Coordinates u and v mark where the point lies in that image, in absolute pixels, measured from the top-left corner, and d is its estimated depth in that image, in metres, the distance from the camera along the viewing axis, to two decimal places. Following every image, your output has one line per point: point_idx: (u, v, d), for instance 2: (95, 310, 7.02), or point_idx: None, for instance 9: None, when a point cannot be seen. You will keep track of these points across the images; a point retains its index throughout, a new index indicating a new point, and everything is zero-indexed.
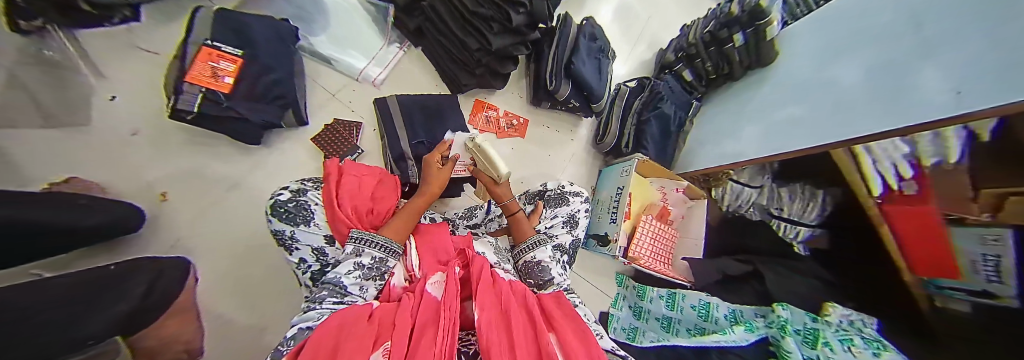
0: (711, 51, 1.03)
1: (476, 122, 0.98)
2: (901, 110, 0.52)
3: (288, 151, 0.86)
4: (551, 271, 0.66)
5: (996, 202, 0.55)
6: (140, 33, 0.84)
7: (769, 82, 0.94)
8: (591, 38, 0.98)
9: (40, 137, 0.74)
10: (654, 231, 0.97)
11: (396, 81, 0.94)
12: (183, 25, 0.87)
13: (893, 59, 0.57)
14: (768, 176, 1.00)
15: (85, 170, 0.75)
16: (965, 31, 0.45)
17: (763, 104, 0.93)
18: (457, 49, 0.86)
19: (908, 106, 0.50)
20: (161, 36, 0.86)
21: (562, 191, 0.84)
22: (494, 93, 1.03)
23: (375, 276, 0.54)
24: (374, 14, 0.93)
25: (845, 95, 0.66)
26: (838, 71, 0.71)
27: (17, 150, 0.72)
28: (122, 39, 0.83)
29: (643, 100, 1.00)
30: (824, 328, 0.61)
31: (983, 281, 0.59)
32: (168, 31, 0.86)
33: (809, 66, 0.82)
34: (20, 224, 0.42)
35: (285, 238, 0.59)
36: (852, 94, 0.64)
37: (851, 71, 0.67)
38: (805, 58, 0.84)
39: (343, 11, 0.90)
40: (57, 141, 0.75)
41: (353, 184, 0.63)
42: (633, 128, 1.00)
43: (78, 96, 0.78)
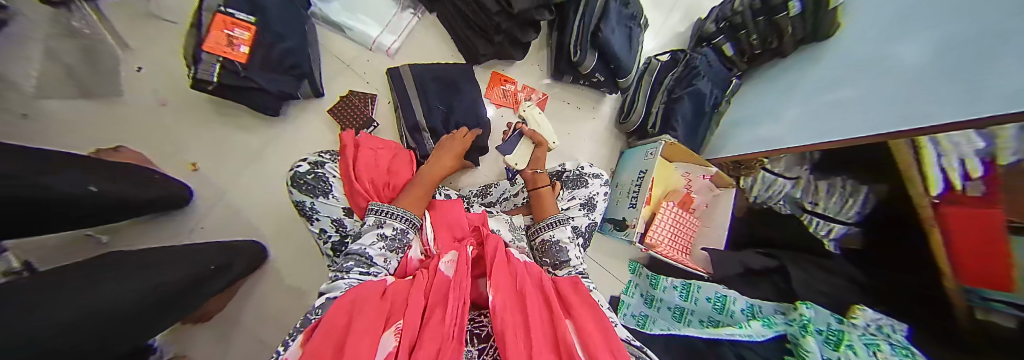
0: (761, 23, 0.91)
1: (494, 96, 0.94)
2: (971, 99, 0.47)
3: (308, 123, 0.86)
4: (568, 252, 0.65)
5: None
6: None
7: (824, 58, 0.84)
8: (623, 3, 0.88)
9: (77, 106, 0.77)
10: (674, 219, 0.93)
11: (410, 50, 0.90)
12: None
13: (965, 36, 0.51)
14: (806, 167, 0.92)
15: (122, 141, 0.78)
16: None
17: (809, 84, 0.84)
18: (475, 15, 0.80)
19: (982, 95, 0.45)
20: (178, 2, 0.84)
21: (581, 172, 0.81)
22: (512, 65, 0.97)
23: (397, 247, 0.54)
24: None
25: (905, 77, 0.60)
26: (902, 50, 0.63)
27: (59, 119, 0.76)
28: (139, 7, 0.82)
29: (675, 77, 0.91)
30: (849, 331, 0.58)
31: None
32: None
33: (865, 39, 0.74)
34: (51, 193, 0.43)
35: (307, 209, 0.60)
36: (911, 77, 0.59)
37: (919, 50, 0.59)
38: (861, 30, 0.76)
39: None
40: (96, 112, 0.78)
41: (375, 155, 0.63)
42: (662, 107, 0.92)
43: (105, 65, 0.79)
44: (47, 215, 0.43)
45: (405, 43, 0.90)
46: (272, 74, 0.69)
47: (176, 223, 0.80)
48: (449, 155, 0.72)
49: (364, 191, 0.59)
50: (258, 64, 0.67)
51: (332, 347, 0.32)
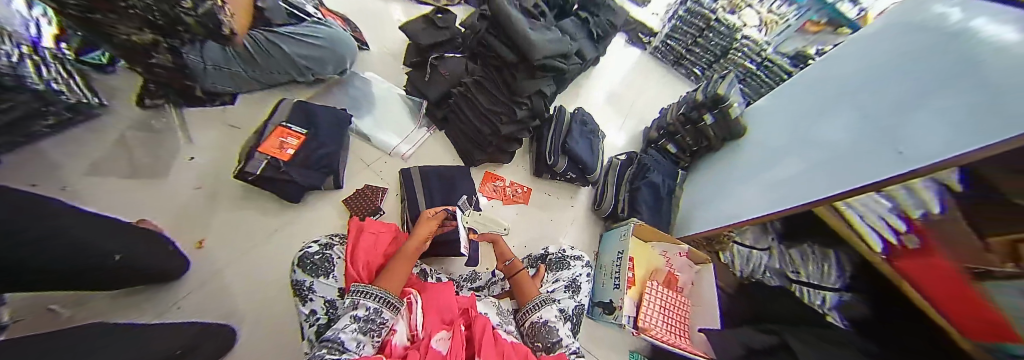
0: (688, 128, 1.20)
1: (486, 190, 1.10)
2: (885, 154, 0.57)
3: (320, 211, 0.97)
4: (558, 331, 0.63)
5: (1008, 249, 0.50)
6: (231, 113, 1.05)
7: (742, 151, 1.08)
8: (583, 123, 1.19)
9: (121, 187, 0.88)
10: (664, 300, 0.92)
11: (420, 156, 1.13)
12: (268, 108, 1.10)
13: (865, 120, 0.66)
14: (774, 238, 1.01)
15: (145, 218, 0.85)
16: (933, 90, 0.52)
17: (745, 166, 1.03)
18: (473, 134, 1.06)
19: (895, 153, 0.55)
20: (245, 116, 1.07)
21: (563, 254, 0.86)
22: (502, 166, 1.18)
23: (371, 329, 0.53)
24: (410, 106, 1.16)
25: (831, 146, 0.72)
26: (822, 129, 0.78)
27: (98, 199, 0.85)
28: (215, 116, 1.03)
29: (633, 171, 1.11)
30: None
31: None
32: (253, 111, 1.08)
33: (780, 133, 0.94)
34: (77, 245, 0.47)
35: (305, 288, 0.63)
36: (835, 149, 0.71)
37: (836, 128, 0.74)
38: (773, 129, 0.97)
39: (385, 102, 1.17)
40: (134, 193, 0.88)
41: (368, 236, 0.70)
42: (627, 196, 1.08)
43: (165, 156, 0.95)
44: (66, 268, 0.47)
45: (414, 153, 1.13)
46: (305, 172, 0.86)
47: (154, 304, 0.78)
48: (425, 226, 0.78)
49: (360, 273, 0.63)
50: (297, 165, 0.85)
51: None
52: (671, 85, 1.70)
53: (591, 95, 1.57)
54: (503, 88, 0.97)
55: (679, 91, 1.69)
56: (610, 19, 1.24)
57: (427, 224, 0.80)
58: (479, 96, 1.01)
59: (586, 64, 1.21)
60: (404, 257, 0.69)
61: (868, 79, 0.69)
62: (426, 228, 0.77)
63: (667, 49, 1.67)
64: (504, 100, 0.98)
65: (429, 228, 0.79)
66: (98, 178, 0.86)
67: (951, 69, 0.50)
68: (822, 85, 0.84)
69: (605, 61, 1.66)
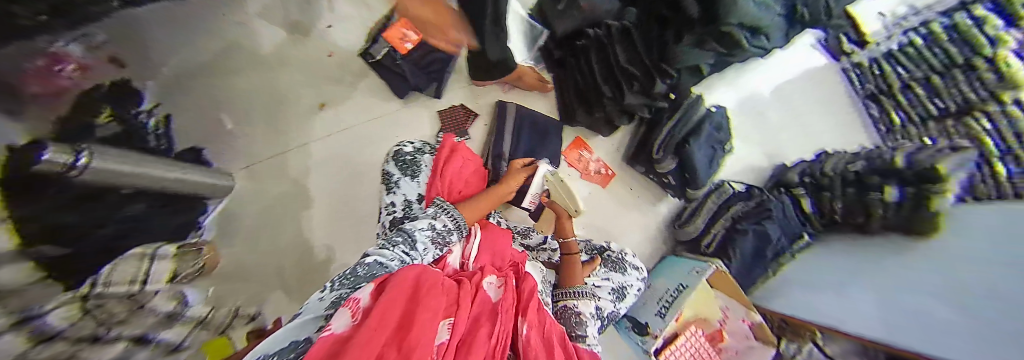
0: (847, 192, 0.88)
1: (570, 156, 1.04)
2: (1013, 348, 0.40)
3: (414, 112, 1.01)
4: (589, 328, 0.58)
5: None
6: None
7: (900, 255, 0.72)
8: (718, 127, 0.96)
9: (278, 33, 0.97)
10: (698, 351, 0.85)
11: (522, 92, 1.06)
12: None
13: None
14: None
15: (288, 67, 0.97)
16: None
17: (888, 265, 0.72)
18: (590, 91, 0.91)
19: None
20: None
21: (624, 256, 0.80)
22: (597, 138, 1.08)
23: (439, 242, 0.52)
24: None
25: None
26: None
27: (265, 36, 0.96)
28: None
29: (744, 209, 0.92)
30: None
31: None
32: None
33: (968, 259, 0.59)
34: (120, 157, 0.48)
35: (389, 178, 0.65)
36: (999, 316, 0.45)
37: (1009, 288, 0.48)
38: (963, 248, 0.61)
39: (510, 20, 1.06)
40: (283, 39, 0.97)
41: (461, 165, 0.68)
42: (722, 231, 0.94)
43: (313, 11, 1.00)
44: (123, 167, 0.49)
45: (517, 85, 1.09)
46: None
47: (282, 144, 0.96)
48: (515, 178, 0.79)
49: (442, 190, 0.62)
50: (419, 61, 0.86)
51: (393, 321, 0.26)
52: (849, 127, 1.16)
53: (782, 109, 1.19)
54: (655, 49, 0.74)
55: (854, 137, 1.15)
56: (876, 9, 1.16)
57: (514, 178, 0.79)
58: (617, 49, 0.79)
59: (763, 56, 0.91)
60: (486, 199, 0.68)
61: None
62: (513, 184, 0.75)
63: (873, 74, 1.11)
64: (648, 68, 0.76)
65: (515, 181, 0.78)
66: (261, 17, 0.96)
67: None
68: None
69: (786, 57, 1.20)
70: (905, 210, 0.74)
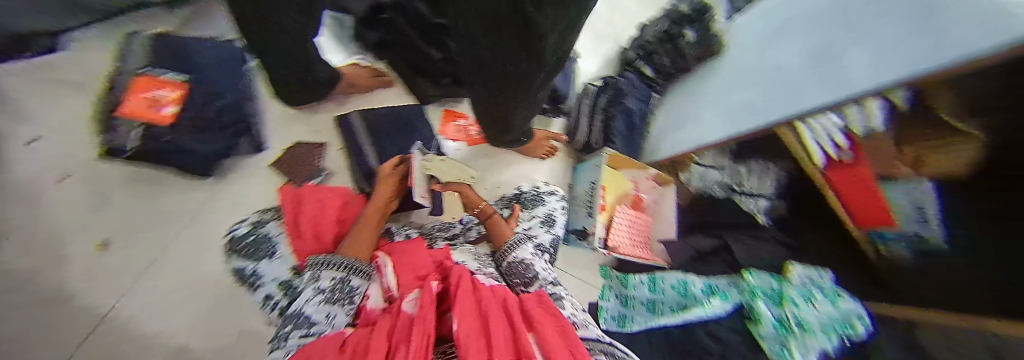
0: (666, 46, 1.06)
1: (446, 131, 0.97)
2: (821, 82, 0.60)
3: (243, 180, 0.80)
4: (536, 267, 0.60)
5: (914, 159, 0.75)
6: None
7: (717, 73, 0.98)
8: None
9: None
10: (630, 221, 0.97)
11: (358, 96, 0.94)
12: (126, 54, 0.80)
13: (824, 53, 0.63)
14: (729, 157, 1.04)
15: None
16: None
17: (713, 86, 0.96)
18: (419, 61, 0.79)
19: (835, 80, 0.57)
20: None
21: (537, 191, 0.83)
22: (461, 101, 0.99)
23: (338, 298, 0.44)
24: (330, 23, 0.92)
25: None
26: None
27: None
28: None
29: (608, 97, 1.02)
30: (788, 287, 0.72)
31: (916, 227, 0.75)
32: None
33: (751, 56, 0.86)
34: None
35: (248, 274, 0.55)
36: (798, 75, 0.67)
37: (792, 53, 0.72)
38: (745, 51, 0.90)
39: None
40: None
41: (313, 210, 0.59)
42: (601, 124, 1.01)
43: None
44: None
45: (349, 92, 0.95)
46: None
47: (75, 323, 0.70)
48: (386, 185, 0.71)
49: (309, 246, 0.54)
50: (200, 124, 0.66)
51: None
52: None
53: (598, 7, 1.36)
54: None
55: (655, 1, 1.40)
56: None
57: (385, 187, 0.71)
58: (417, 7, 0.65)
59: None
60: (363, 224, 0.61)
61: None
62: (386, 190, 0.69)
63: None
64: None
65: (390, 184, 0.71)
66: None
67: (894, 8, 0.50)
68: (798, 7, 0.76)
69: None
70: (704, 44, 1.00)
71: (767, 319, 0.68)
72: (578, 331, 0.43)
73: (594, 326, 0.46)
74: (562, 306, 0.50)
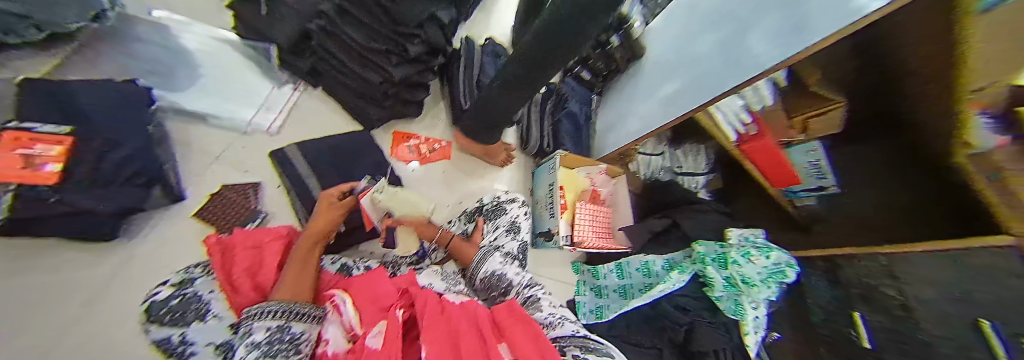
0: (598, 53, 1.13)
1: (399, 153, 0.94)
2: (726, 70, 0.70)
3: (162, 236, 0.71)
4: (509, 275, 0.60)
5: (802, 126, 0.89)
6: None
7: (643, 72, 1.08)
8: (496, 55, 0.97)
9: None
10: (592, 214, 1.00)
11: (292, 127, 0.87)
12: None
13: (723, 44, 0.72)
14: (666, 144, 1.15)
15: None
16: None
17: (644, 85, 1.05)
18: (360, 86, 0.76)
19: (735, 68, 0.66)
20: None
21: (498, 201, 0.83)
22: (412, 121, 0.99)
23: (280, 349, 0.36)
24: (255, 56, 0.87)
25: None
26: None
27: None
28: None
29: (553, 103, 1.07)
30: (729, 250, 0.76)
31: (816, 181, 0.95)
32: None
33: (669, 51, 0.96)
34: None
35: (174, 346, 0.44)
36: (708, 64, 0.77)
37: (699, 45, 0.81)
38: (663, 47, 0.99)
39: (219, 63, 0.82)
40: None
41: (242, 258, 0.52)
42: (550, 128, 1.06)
43: None
44: None
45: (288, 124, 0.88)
46: (106, 190, 0.58)
47: None
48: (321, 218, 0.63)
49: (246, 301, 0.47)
50: (99, 182, 0.57)
51: None
52: None
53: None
54: (380, 15, 0.63)
55: None
56: None
57: (324, 215, 0.64)
58: (348, 32, 0.66)
59: None
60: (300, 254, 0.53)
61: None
62: (325, 221, 0.62)
63: None
64: (390, 36, 0.67)
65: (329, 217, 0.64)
66: None
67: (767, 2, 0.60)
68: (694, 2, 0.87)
69: None
70: (630, 44, 1.08)
71: (718, 283, 0.76)
72: (553, 331, 0.43)
73: (571, 320, 0.47)
74: (538, 310, 0.49)
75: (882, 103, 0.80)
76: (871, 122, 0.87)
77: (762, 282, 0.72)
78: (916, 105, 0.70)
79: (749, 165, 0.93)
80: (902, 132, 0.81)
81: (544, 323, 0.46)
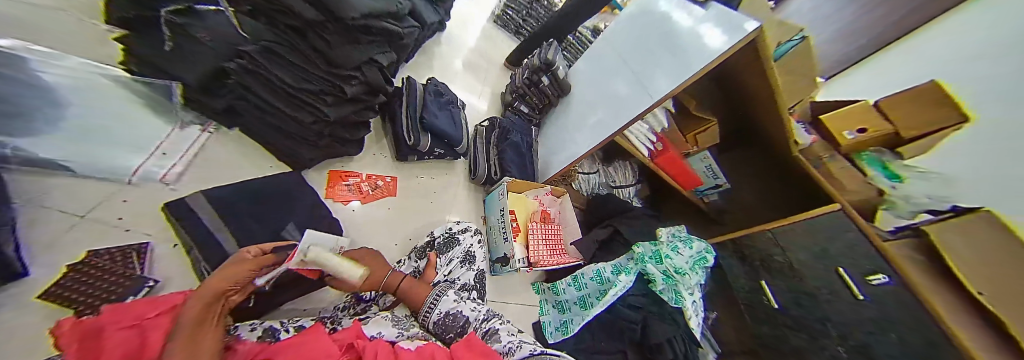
0: (533, 90, 1.28)
1: (336, 194, 0.87)
2: (641, 93, 0.88)
3: None
4: (465, 311, 0.56)
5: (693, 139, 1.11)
6: None
7: (572, 104, 1.23)
8: (438, 94, 1.01)
9: None
10: (544, 234, 1.04)
11: (199, 172, 0.72)
12: None
13: (636, 74, 0.93)
14: (599, 163, 1.30)
15: None
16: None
17: (574, 116, 1.19)
18: (289, 126, 0.71)
19: (650, 89, 0.86)
20: None
21: (450, 232, 0.79)
22: (352, 160, 0.95)
23: None
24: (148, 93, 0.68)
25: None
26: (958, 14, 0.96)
27: None
28: None
29: (496, 135, 1.13)
30: (661, 247, 0.88)
31: (713, 181, 1.15)
32: None
33: (589, 87, 1.15)
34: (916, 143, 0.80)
35: None
36: (622, 91, 0.96)
37: (614, 78, 1.02)
38: (585, 85, 1.18)
39: (95, 95, 0.60)
40: None
41: (81, 358, 0.29)
42: (495, 158, 1.10)
43: None
44: None
45: (193, 170, 0.72)
46: None
47: None
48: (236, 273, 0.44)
49: None
50: None
51: None
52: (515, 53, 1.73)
53: (475, 59, 1.56)
54: (317, 59, 0.62)
55: None
56: None
57: (218, 284, 0.40)
58: (277, 74, 0.62)
59: (428, 29, 1.11)
60: (184, 343, 0.29)
61: (635, 43, 0.96)
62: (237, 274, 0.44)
63: (508, 18, 1.72)
64: (326, 78, 0.65)
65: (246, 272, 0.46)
66: None
67: (671, 46, 0.83)
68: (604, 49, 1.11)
69: (453, 28, 1.59)
70: (559, 83, 1.24)
71: (658, 278, 0.84)
72: (512, 356, 0.42)
73: (531, 343, 0.45)
74: (497, 341, 0.46)
75: (744, 120, 1.07)
76: (739, 135, 1.16)
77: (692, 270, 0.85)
78: (763, 118, 0.95)
79: (665, 175, 1.08)
80: (759, 140, 1.08)
81: (501, 351, 0.44)
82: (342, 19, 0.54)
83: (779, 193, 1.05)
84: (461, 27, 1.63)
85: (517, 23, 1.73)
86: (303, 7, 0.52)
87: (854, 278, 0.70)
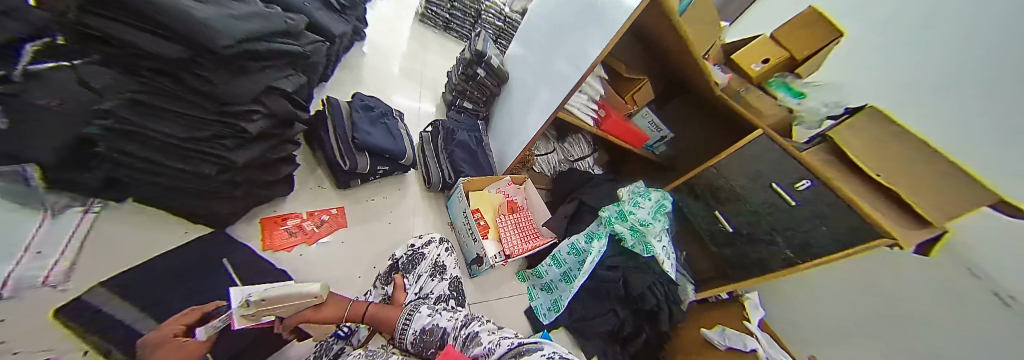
0: (471, 84, 1.25)
1: (279, 241, 0.79)
2: (573, 68, 0.91)
3: None
4: (442, 323, 0.53)
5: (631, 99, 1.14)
6: None
7: (513, 90, 1.23)
8: (368, 108, 0.95)
9: None
10: (514, 222, 1.04)
11: (93, 264, 0.61)
12: None
13: (566, 47, 0.94)
14: (552, 142, 1.31)
15: None
16: (952, 62, 0.79)
17: (518, 101, 1.19)
18: (192, 182, 0.62)
19: (580, 62, 0.88)
20: None
21: (415, 248, 0.76)
22: (288, 201, 0.87)
23: None
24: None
25: (999, 13, 0.72)
26: None
27: None
28: None
29: (442, 138, 1.10)
30: (623, 206, 0.91)
31: (657, 134, 1.22)
32: None
33: (528, 69, 1.14)
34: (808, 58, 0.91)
35: None
36: (559, 70, 0.97)
37: (551, 56, 1.01)
38: (523, 67, 1.17)
39: None
40: None
41: None
42: (446, 160, 1.07)
43: None
44: None
45: (82, 265, 0.60)
46: None
47: None
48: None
49: None
50: None
51: None
52: (447, 49, 1.68)
53: (407, 64, 1.48)
54: (203, 99, 0.55)
55: (454, 51, 1.69)
56: None
57: None
58: (157, 128, 0.54)
59: (338, 41, 1.03)
60: None
61: (559, 19, 0.97)
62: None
63: (433, 14, 1.66)
64: (217, 120, 0.59)
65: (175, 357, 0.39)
66: None
67: (591, 16, 0.85)
68: (534, 28, 1.10)
69: (375, 35, 1.49)
70: (495, 71, 1.22)
71: (626, 234, 0.89)
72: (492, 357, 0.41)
73: (511, 337, 0.45)
74: (477, 345, 0.45)
75: (670, 70, 1.14)
76: (670, 84, 1.23)
77: (654, 219, 0.90)
78: (683, 66, 1.02)
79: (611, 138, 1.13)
80: (687, 89, 1.17)
81: (480, 356, 0.43)
82: (215, 52, 0.47)
83: (714, 131, 1.14)
84: (383, 32, 1.53)
85: (443, 18, 1.67)
86: (164, 45, 0.44)
87: (785, 188, 0.80)
